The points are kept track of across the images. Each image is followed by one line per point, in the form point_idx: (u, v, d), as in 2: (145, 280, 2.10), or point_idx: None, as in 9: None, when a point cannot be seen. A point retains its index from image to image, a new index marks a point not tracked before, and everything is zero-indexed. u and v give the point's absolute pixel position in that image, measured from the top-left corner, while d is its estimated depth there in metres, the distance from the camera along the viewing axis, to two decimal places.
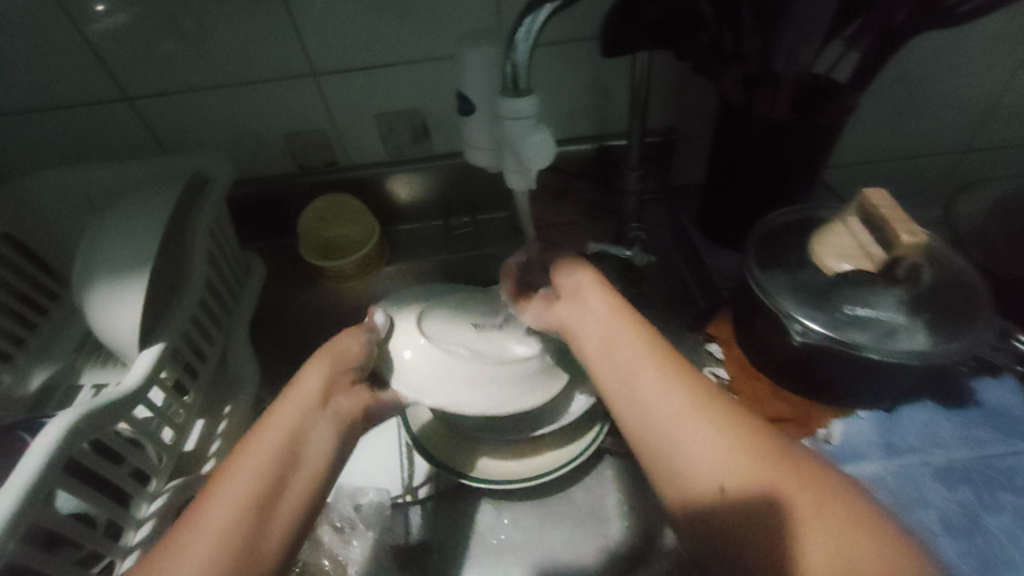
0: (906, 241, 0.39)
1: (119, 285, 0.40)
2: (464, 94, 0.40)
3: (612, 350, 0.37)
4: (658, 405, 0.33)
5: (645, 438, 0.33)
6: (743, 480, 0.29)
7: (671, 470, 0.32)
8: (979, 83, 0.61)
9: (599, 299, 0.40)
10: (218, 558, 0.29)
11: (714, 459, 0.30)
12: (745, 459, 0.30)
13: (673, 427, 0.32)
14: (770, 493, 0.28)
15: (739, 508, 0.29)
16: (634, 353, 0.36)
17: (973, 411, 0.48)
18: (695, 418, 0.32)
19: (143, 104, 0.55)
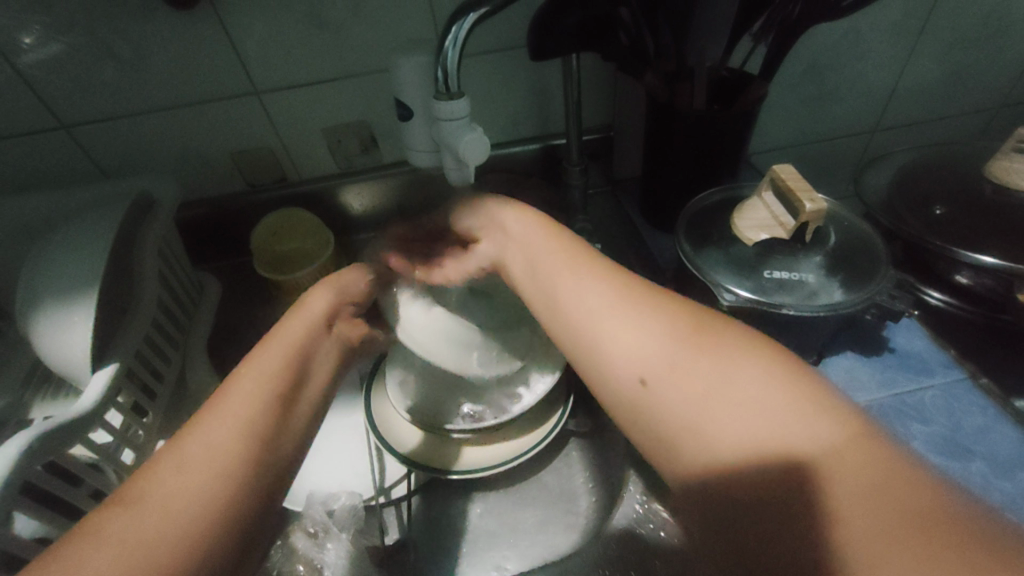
0: (807, 207, 0.43)
1: (66, 312, 0.40)
2: (401, 100, 0.42)
3: (541, 275, 0.39)
4: (586, 316, 0.35)
5: (579, 352, 0.35)
6: (664, 362, 0.31)
7: (607, 381, 0.33)
8: (880, 66, 0.67)
9: (525, 224, 0.43)
10: (242, 441, 0.30)
11: (643, 355, 0.32)
12: (666, 354, 0.31)
13: (603, 337, 0.34)
14: (699, 373, 0.29)
15: (687, 407, 0.29)
16: (560, 272, 0.38)
17: (887, 356, 0.52)
18: (616, 317, 0.34)
19: (82, 131, 0.55)
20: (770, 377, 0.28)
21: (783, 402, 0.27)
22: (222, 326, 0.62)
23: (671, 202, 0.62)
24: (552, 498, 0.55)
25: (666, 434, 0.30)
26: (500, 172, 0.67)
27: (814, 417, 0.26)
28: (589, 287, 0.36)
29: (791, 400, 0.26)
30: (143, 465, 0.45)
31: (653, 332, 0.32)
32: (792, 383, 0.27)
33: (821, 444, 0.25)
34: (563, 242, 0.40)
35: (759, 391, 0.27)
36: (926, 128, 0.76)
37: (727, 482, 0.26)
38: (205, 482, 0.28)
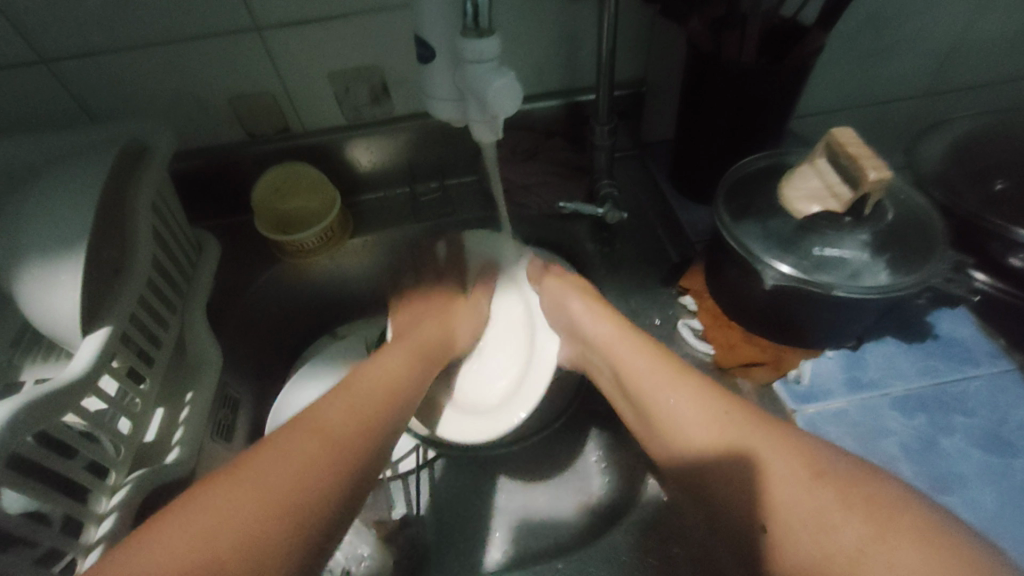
0: (871, 176, 0.39)
1: (51, 270, 0.37)
2: (421, 39, 0.36)
3: (630, 384, 0.43)
4: (638, 375, 0.42)
5: (668, 459, 0.39)
6: (702, 428, 0.37)
7: (674, 461, 0.38)
8: (943, 22, 0.61)
9: (603, 324, 0.47)
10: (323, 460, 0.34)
11: (722, 456, 0.35)
12: (701, 402, 0.38)
13: (686, 434, 0.37)
14: (737, 453, 0.35)
15: (724, 465, 0.35)
16: (650, 380, 0.41)
17: (930, 342, 0.50)
18: (658, 374, 0.41)
19: (66, 68, 0.50)
20: (819, 489, 0.31)
21: (853, 525, 0.29)
22: (221, 289, 0.58)
23: (703, 166, 0.58)
24: (563, 477, 0.54)
25: (690, 461, 0.37)
26: (519, 130, 0.62)
27: (877, 535, 0.29)
28: (673, 396, 0.40)
29: (847, 514, 0.30)
30: (141, 433, 0.42)
31: (734, 450, 0.35)
32: (846, 499, 0.31)
33: (851, 537, 0.29)
34: (643, 349, 0.44)
35: (784, 473, 0.33)
36: (981, 94, 0.71)
37: (718, 486, 0.35)
38: (284, 486, 0.31)
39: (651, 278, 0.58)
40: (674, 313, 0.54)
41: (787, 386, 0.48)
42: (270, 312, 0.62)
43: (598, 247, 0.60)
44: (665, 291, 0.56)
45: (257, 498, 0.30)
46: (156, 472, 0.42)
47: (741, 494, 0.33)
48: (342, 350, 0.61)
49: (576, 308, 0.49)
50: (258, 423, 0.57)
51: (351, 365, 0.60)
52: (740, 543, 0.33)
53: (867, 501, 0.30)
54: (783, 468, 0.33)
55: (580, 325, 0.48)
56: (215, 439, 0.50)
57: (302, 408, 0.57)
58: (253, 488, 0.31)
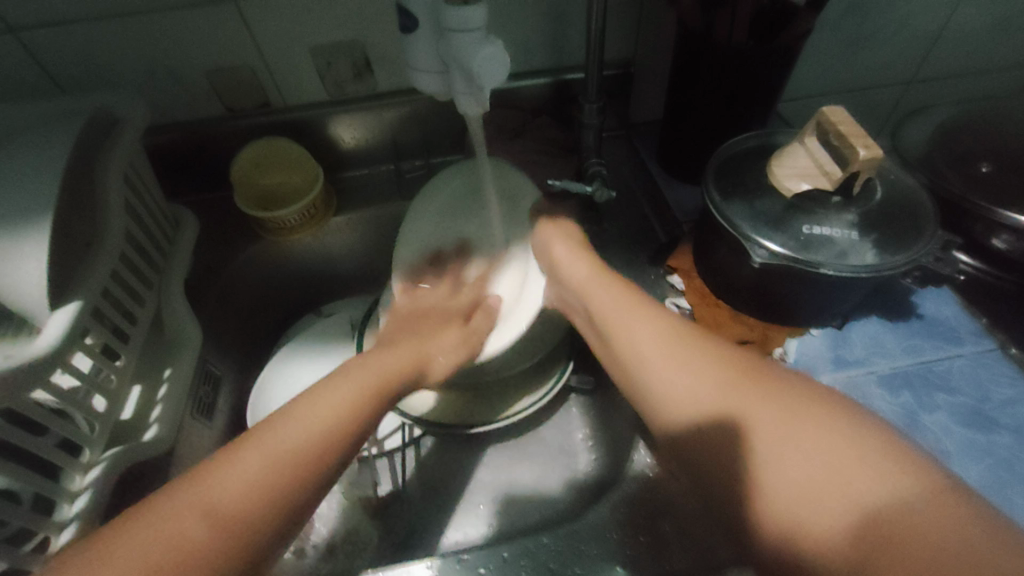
0: (861, 154, 0.38)
1: (14, 243, 0.35)
2: (403, 8, 0.35)
3: (604, 323, 0.42)
4: (624, 328, 0.40)
5: (635, 392, 0.38)
6: (691, 380, 0.35)
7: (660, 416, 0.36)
8: (932, 6, 0.61)
9: (580, 269, 0.46)
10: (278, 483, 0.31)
11: (698, 399, 0.34)
12: (689, 355, 0.36)
13: (653, 365, 0.37)
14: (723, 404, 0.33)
15: (709, 417, 0.33)
16: (625, 317, 0.41)
17: (914, 322, 0.50)
18: (644, 326, 0.39)
19: (30, 36, 0.47)
20: (783, 410, 0.31)
21: (815, 444, 0.29)
22: (200, 267, 0.57)
23: (693, 146, 0.57)
24: (549, 454, 0.54)
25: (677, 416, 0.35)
26: (506, 109, 0.61)
27: (839, 453, 0.28)
28: (644, 331, 0.39)
29: (808, 433, 0.29)
30: (116, 411, 0.41)
31: (702, 380, 0.34)
32: (809, 420, 0.30)
33: (811, 450, 0.29)
34: (619, 291, 0.43)
35: (769, 420, 0.31)
36: (968, 80, 0.71)
37: (706, 443, 0.32)
38: (232, 510, 0.29)
39: (638, 259, 0.58)
40: (662, 292, 0.54)
41: (774, 364, 0.48)
42: (253, 290, 0.61)
43: (586, 227, 0.60)
44: (653, 271, 0.55)
45: (201, 522, 0.29)
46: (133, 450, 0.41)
47: (703, 418, 0.33)
48: (328, 328, 0.60)
49: (553, 252, 0.48)
50: (240, 402, 0.56)
51: (336, 343, 0.59)
52: (701, 470, 0.32)
53: (831, 424, 0.29)
54: (770, 418, 0.31)
55: (559, 267, 0.48)
56: (196, 417, 0.49)
57: (287, 385, 0.56)
58: (232, 480, 0.31)
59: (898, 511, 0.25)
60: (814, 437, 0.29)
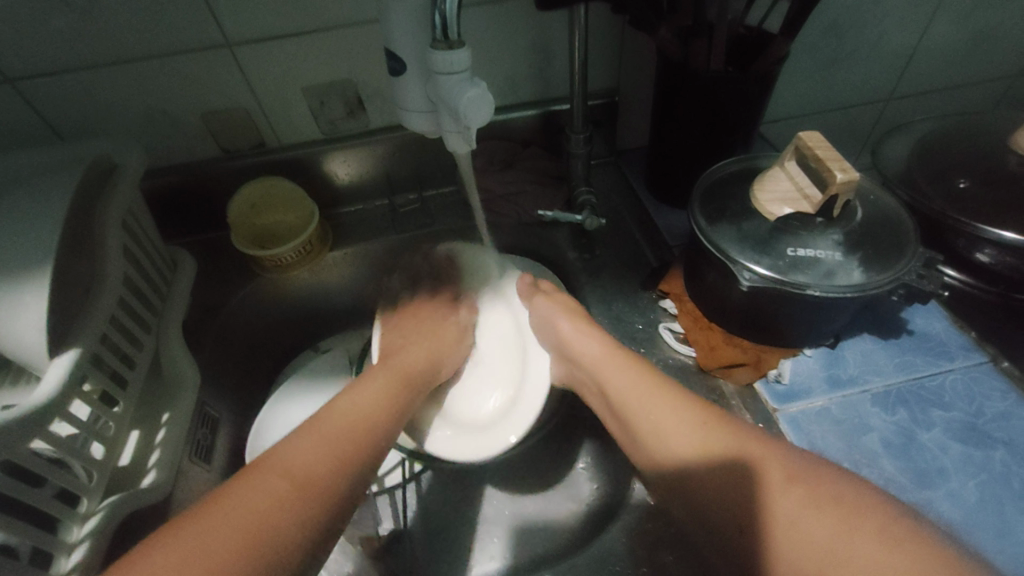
0: (838, 178, 0.39)
1: (12, 293, 0.36)
2: (392, 52, 0.37)
3: (623, 405, 0.42)
4: (637, 406, 0.41)
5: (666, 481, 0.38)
6: (708, 468, 0.36)
7: (682, 493, 0.37)
8: (901, 29, 0.63)
9: (591, 344, 0.47)
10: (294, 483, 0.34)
11: (718, 481, 0.35)
12: (695, 430, 0.38)
13: (686, 467, 0.37)
14: (744, 486, 0.33)
15: (730, 503, 0.34)
16: (638, 398, 0.42)
17: (904, 338, 0.51)
18: (656, 402, 0.41)
19: (31, 87, 0.49)
20: (811, 495, 0.31)
21: (844, 535, 0.29)
22: (199, 306, 0.58)
23: (679, 171, 0.59)
24: (551, 485, 0.53)
25: (694, 494, 0.36)
26: (496, 140, 0.62)
27: (864, 540, 0.28)
28: (666, 418, 0.39)
29: (836, 520, 0.30)
30: (114, 457, 0.41)
31: (729, 468, 0.35)
32: (832, 505, 0.31)
33: (841, 537, 0.29)
34: (633, 368, 0.44)
35: (789, 504, 0.32)
36: (941, 96, 0.73)
37: (728, 516, 0.34)
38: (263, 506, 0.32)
39: (630, 282, 0.58)
40: (656, 316, 0.55)
41: (769, 386, 0.48)
42: (250, 329, 0.61)
43: (578, 254, 0.61)
44: (646, 295, 0.56)
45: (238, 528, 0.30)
46: (132, 496, 0.41)
47: (735, 510, 0.33)
48: (325, 364, 0.60)
49: (563, 326, 0.49)
50: (238, 442, 0.56)
51: (334, 378, 0.59)
52: (737, 556, 0.33)
53: (851, 509, 0.30)
54: (794, 505, 0.31)
55: (570, 347, 0.48)
56: (193, 459, 0.49)
57: (284, 423, 0.55)
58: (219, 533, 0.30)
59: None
60: (839, 525, 0.30)
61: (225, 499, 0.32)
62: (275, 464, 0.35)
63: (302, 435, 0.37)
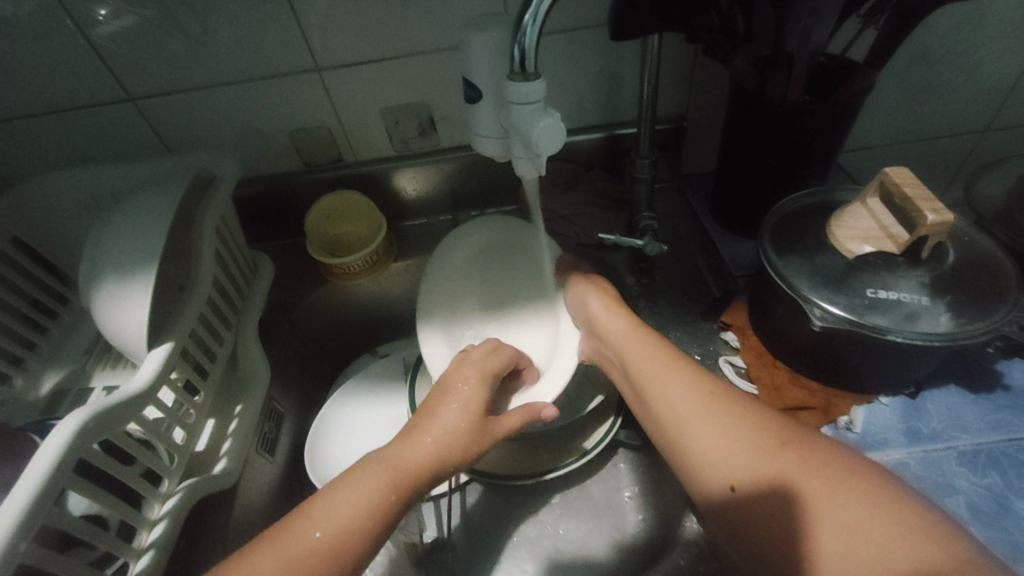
0: (928, 219, 0.37)
1: (125, 288, 0.40)
2: (470, 82, 0.39)
3: (639, 377, 0.42)
4: (656, 385, 0.41)
5: (672, 449, 0.38)
6: (724, 450, 0.35)
7: (697, 481, 0.36)
8: (1005, 57, 0.59)
9: (617, 321, 0.46)
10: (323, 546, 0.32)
11: (741, 470, 0.34)
12: (712, 411, 0.37)
13: (702, 448, 0.36)
14: (768, 476, 0.33)
15: (753, 492, 0.33)
16: (659, 376, 0.41)
17: (999, 395, 0.46)
18: (675, 381, 0.40)
19: (148, 105, 0.55)
20: (832, 477, 0.31)
21: (866, 519, 0.28)
22: (272, 307, 0.62)
23: (747, 200, 0.57)
24: (595, 511, 0.52)
25: (707, 476, 0.35)
26: (560, 162, 0.63)
27: (889, 533, 0.28)
28: (681, 392, 0.39)
29: (869, 509, 0.29)
30: (192, 444, 0.45)
31: (747, 447, 0.34)
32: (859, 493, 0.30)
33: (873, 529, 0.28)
34: (651, 343, 0.44)
35: (810, 486, 0.31)
36: None
37: (749, 501, 0.33)
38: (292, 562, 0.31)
39: (689, 311, 0.57)
40: (715, 348, 0.53)
41: (839, 434, 0.45)
42: (316, 331, 0.65)
43: (636, 278, 0.60)
44: (705, 325, 0.55)
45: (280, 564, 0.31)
46: (205, 482, 0.44)
47: (754, 492, 0.33)
48: (382, 370, 0.62)
49: (591, 303, 0.49)
50: (299, 439, 0.59)
51: (388, 384, 0.61)
52: (757, 548, 0.32)
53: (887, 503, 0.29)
54: (814, 488, 0.31)
55: (593, 322, 0.48)
56: (259, 451, 0.52)
57: (341, 425, 0.58)
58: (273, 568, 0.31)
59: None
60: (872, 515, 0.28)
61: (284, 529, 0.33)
62: (321, 501, 0.34)
63: (339, 485, 0.35)
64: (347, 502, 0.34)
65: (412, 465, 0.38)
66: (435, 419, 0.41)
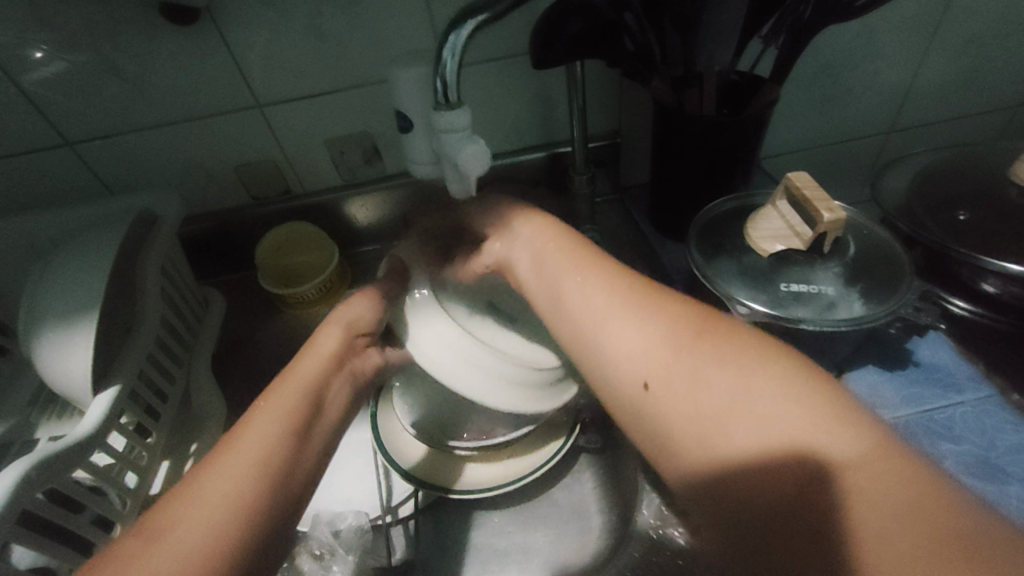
0: (825, 217, 0.41)
1: (64, 335, 0.40)
2: (401, 113, 0.41)
3: (549, 284, 0.39)
4: (580, 310, 0.36)
5: (585, 351, 0.36)
6: (656, 370, 0.31)
7: (620, 399, 0.33)
8: (896, 66, 0.65)
9: (540, 236, 0.42)
10: (243, 490, 0.29)
11: (677, 383, 0.30)
12: (627, 320, 0.34)
13: (629, 362, 0.33)
14: (724, 414, 0.28)
15: (697, 424, 0.28)
16: (576, 286, 0.37)
17: (910, 369, 0.51)
18: (599, 294, 0.36)
19: (85, 148, 0.55)
20: (802, 404, 0.26)
21: (824, 441, 0.24)
22: (227, 343, 0.62)
23: (679, 208, 0.61)
24: (560, 518, 0.53)
25: (654, 420, 0.31)
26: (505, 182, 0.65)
27: (858, 451, 0.24)
28: (595, 287, 0.37)
29: (807, 416, 0.25)
30: (147, 487, 0.44)
31: (655, 333, 0.33)
32: (760, 372, 0.28)
33: (799, 426, 0.25)
34: (570, 241, 0.41)
35: (762, 405, 0.27)
36: (946, 127, 0.74)
37: (733, 464, 0.26)
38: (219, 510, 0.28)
39: None
40: None
41: None
42: None
43: None
44: None
45: (212, 520, 0.28)
46: None
47: (699, 422, 0.28)
48: None
49: (513, 223, 0.44)
50: None
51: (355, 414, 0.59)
52: (727, 501, 0.26)
53: (833, 411, 0.25)
54: (775, 409, 0.26)
55: (521, 239, 0.43)
56: None
57: None
58: (202, 522, 0.28)
59: (899, 518, 0.21)
60: (778, 394, 0.27)
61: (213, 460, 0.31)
62: (254, 420, 0.33)
63: (248, 423, 0.33)
64: (255, 437, 0.32)
65: (306, 399, 0.35)
66: (311, 347, 0.39)
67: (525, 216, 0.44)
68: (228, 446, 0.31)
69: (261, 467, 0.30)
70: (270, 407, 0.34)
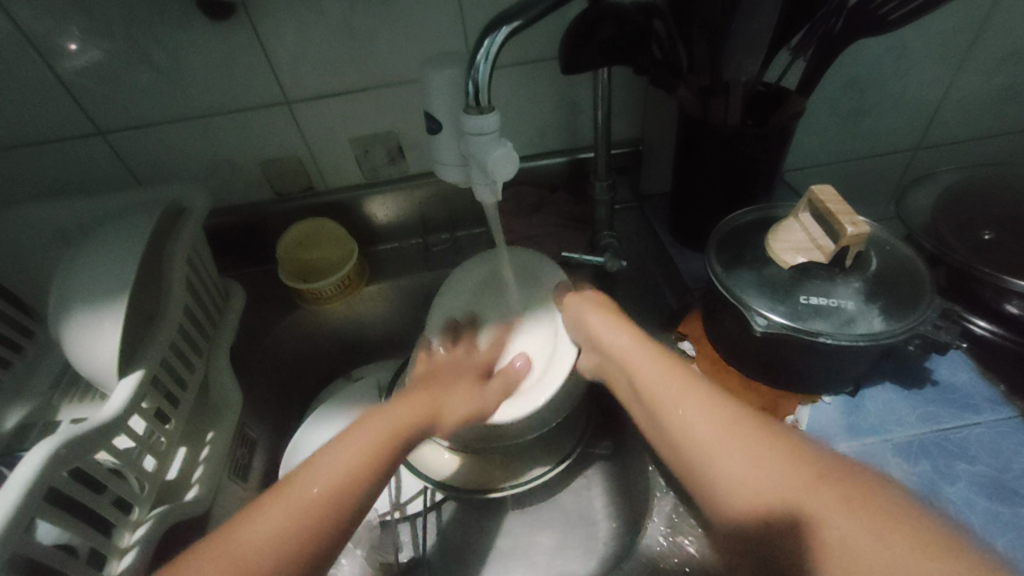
0: (849, 231, 0.41)
1: (94, 318, 0.41)
2: (430, 114, 0.42)
3: (638, 385, 0.42)
4: (666, 402, 0.39)
5: (671, 448, 0.38)
6: (744, 474, 0.33)
7: (702, 492, 0.35)
8: (925, 82, 0.65)
9: (622, 335, 0.45)
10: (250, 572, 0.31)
11: (761, 486, 0.32)
12: (711, 419, 0.36)
13: (711, 459, 0.35)
14: (799, 516, 0.30)
15: (775, 525, 0.31)
16: (664, 387, 0.40)
17: (928, 389, 0.50)
18: (683, 393, 0.39)
19: (118, 138, 0.56)
20: (878, 518, 0.28)
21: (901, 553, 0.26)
22: (244, 335, 0.62)
23: (699, 217, 0.61)
24: (566, 523, 0.53)
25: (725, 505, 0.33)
26: (525, 186, 0.66)
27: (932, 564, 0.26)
28: (683, 389, 0.39)
29: (881, 531, 0.28)
30: (163, 471, 0.45)
31: (738, 444, 0.34)
32: (829, 488, 0.31)
33: (877, 539, 0.27)
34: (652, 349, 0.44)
35: (838, 514, 0.29)
36: (974, 146, 0.73)
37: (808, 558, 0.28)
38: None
39: (649, 324, 0.60)
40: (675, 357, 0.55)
41: None
42: (286, 357, 0.65)
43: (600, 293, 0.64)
44: (665, 335, 0.58)
45: None
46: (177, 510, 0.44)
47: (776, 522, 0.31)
48: (359, 393, 0.63)
49: (594, 325, 0.47)
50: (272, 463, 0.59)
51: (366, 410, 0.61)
52: None
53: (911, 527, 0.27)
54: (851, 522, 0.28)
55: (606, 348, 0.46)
56: (232, 478, 0.53)
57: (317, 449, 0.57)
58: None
59: None
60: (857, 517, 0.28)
61: (283, 490, 0.36)
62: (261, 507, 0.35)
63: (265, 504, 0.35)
64: (264, 521, 0.34)
65: (339, 477, 0.37)
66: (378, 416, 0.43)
67: (601, 314, 0.48)
68: (243, 522, 0.34)
69: (274, 550, 0.32)
70: (347, 452, 0.39)
